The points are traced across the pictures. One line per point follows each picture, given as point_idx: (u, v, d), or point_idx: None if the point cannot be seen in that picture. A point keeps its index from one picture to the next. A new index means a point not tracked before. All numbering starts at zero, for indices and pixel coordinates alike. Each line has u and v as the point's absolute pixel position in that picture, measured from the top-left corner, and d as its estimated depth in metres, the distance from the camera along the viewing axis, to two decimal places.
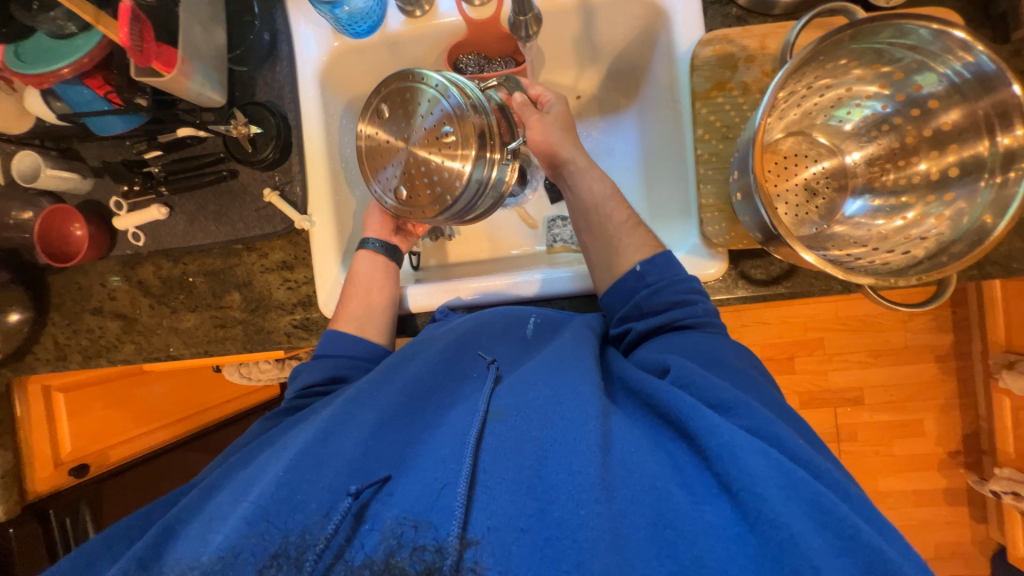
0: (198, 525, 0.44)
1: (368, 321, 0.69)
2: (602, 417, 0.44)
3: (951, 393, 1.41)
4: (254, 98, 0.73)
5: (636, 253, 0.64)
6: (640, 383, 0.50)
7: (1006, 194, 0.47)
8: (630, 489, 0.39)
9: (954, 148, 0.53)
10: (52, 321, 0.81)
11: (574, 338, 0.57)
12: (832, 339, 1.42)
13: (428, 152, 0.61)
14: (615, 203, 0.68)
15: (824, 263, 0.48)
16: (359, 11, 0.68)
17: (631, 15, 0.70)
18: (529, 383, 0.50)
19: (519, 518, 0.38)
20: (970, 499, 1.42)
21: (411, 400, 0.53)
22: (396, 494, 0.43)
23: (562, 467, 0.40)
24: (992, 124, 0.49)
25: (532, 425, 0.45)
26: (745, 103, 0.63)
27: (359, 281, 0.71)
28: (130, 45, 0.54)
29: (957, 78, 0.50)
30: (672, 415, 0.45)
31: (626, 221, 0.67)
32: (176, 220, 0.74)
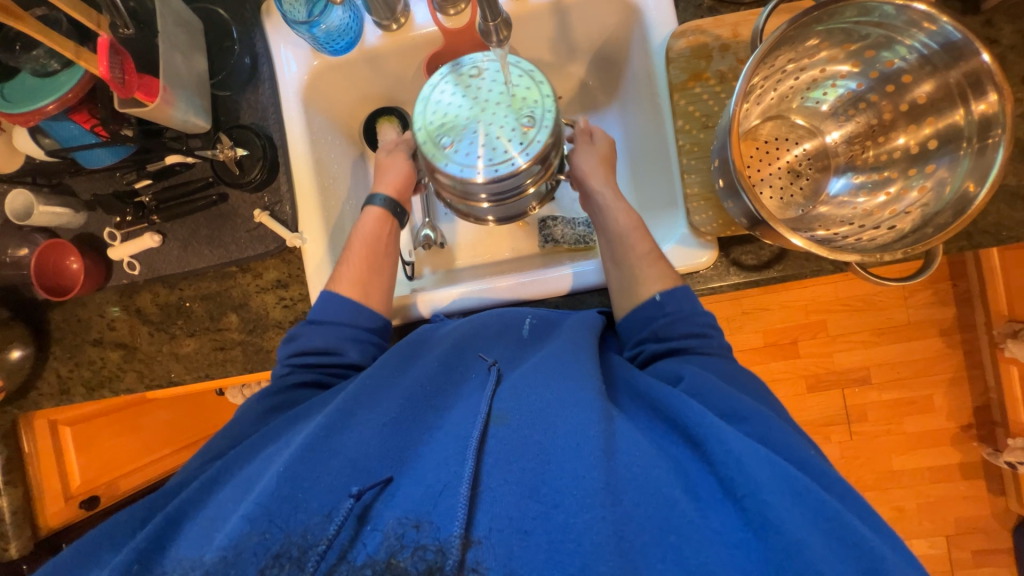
0: (200, 523, 0.45)
1: (371, 287, 0.69)
2: (607, 421, 0.44)
3: (958, 366, 1.40)
4: (239, 122, 0.73)
5: (655, 283, 0.62)
6: (649, 389, 0.50)
7: (986, 161, 0.48)
8: (634, 492, 0.39)
9: (931, 120, 0.53)
10: (53, 356, 0.81)
11: (575, 339, 0.57)
12: (835, 321, 1.42)
13: (491, 132, 0.61)
14: (639, 234, 0.66)
15: (811, 244, 0.49)
16: (336, 28, 0.69)
17: (604, 13, 0.71)
18: (532, 384, 0.50)
19: (523, 521, 0.39)
20: (987, 472, 1.41)
21: (410, 403, 0.52)
22: (397, 498, 0.43)
23: (564, 471, 0.41)
24: (965, 93, 0.49)
25: (535, 429, 0.45)
26: (723, 91, 0.63)
27: (364, 241, 0.71)
28: (110, 78, 0.55)
29: (924, 50, 0.50)
30: (679, 420, 0.46)
31: (649, 252, 0.65)
32: (170, 247, 0.75)
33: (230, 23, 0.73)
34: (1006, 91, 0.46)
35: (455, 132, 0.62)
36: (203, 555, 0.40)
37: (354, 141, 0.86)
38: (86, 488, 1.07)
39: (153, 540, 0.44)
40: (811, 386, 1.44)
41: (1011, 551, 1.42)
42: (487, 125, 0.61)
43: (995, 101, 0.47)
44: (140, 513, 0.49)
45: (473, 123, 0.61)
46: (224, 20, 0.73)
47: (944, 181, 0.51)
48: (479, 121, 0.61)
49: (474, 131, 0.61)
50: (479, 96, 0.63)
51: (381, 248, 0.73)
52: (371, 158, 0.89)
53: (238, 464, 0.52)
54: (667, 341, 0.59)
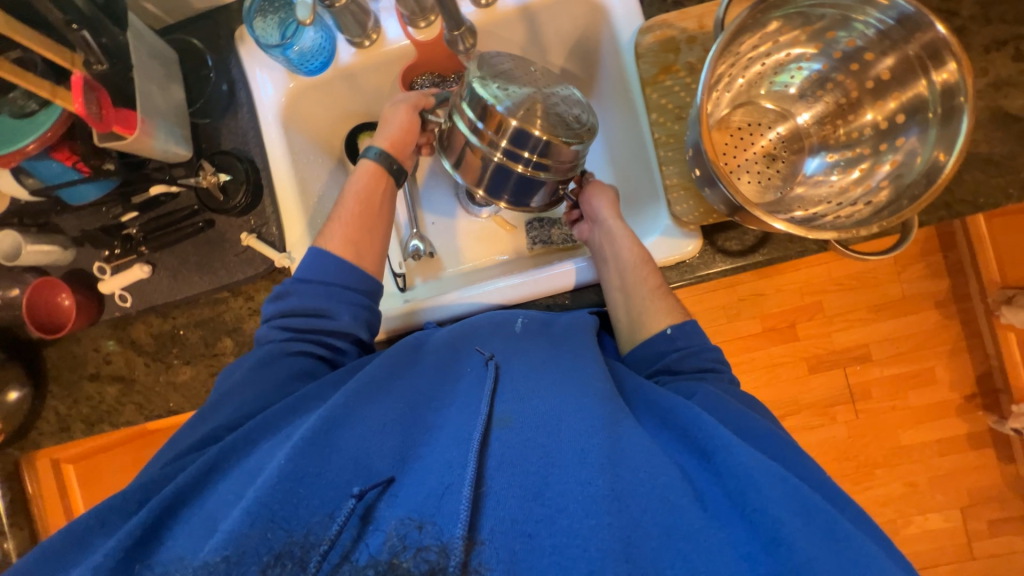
0: (199, 518, 0.45)
1: (364, 248, 0.69)
2: (611, 428, 0.47)
3: (957, 336, 1.40)
4: (221, 147, 0.74)
5: (665, 317, 0.63)
6: (659, 399, 0.53)
7: (951, 130, 0.48)
8: (639, 498, 0.42)
9: (896, 95, 0.54)
10: (51, 394, 0.81)
11: (577, 347, 0.59)
12: (830, 301, 1.42)
13: (547, 103, 0.56)
14: (649, 269, 0.65)
15: (790, 226, 0.49)
16: (309, 49, 0.71)
17: (572, 15, 0.72)
18: (537, 390, 0.52)
19: (527, 523, 0.41)
20: (995, 440, 1.41)
21: (412, 406, 0.54)
22: (399, 498, 0.45)
23: (569, 475, 0.43)
24: (926, 65, 0.50)
25: (540, 434, 0.47)
26: (693, 82, 0.64)
27: (358, 200, 0.71)
28: (87, 114, 0.55)
29: (881, 25, 0.51)
30: (688, 431, 0.48)
31: (658, 288, 0.64)
32: (161, 276, 0.75)
33: (205, 51, 0.74)
34: (963, 60, 0.46)
35: (514, 92, 0.55)
36: (198, 555, 0.41)
37: (337, 157, 0.87)
38: None
39: (149, 530, 0.44)
40: (812, 368, 1.44)
41: None
42: (546, 98, 0.56)
43: (955, 71, 0.47)
44: (137, 496, 0.49)
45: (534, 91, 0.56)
46: (199, 49, 0.74)
47: (915, 152, 0.52)
48: (540, 93, 0.56)
49: (534, 97, 0.56)
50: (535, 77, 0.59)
51: (375, 206, 0.72)
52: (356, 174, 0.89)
53: (238, 455, 0.52)
54: (679, 373, 0.59)
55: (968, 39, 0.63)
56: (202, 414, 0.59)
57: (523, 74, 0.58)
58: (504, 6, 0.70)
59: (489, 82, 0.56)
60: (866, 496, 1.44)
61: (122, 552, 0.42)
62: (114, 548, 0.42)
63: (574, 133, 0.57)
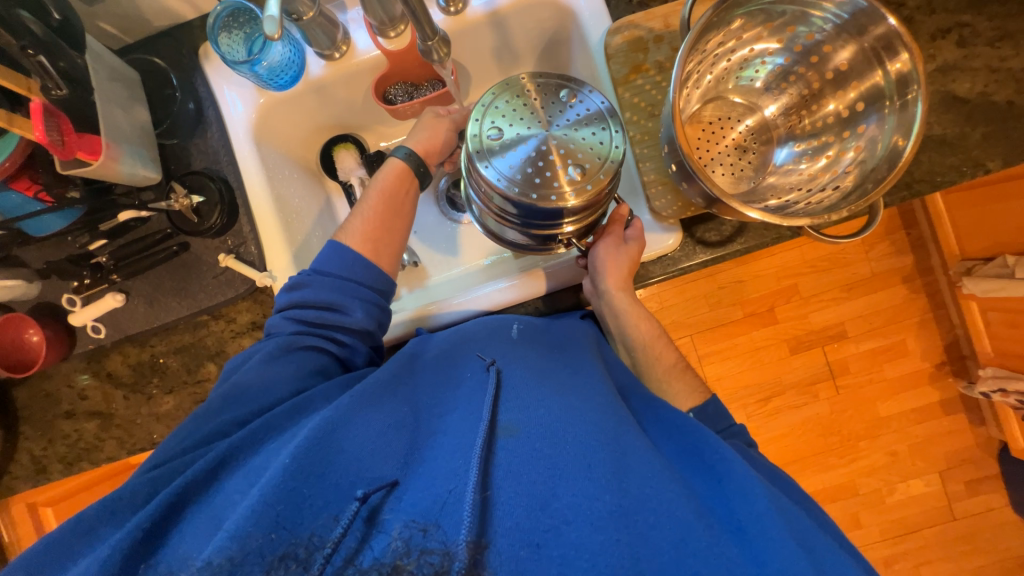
0: (203, 517, 0.46)
1: (382, 246, 0.70)
2: (616, 442, 0.48)
3: (924, 309, 1.47)
4: (191, 168, 0.72)
5: (687, 400, 0.65)
6: (676, 425, 0.55)
7: (908, 115, 0.51)
8: (646, 515, 0.42)
9: (855, 84, 0.57)
10: (24, 436, 0.77)
11: (583, 363, 0.61)
12: (805, 283, 1.48)
13: (556, 148, 0.56)
14: (663, 345, 0.69)
15: (766, 215, 0.51)
16: (278, 64, 0.69)
17: (540, 19, 0.73)
18: (543, 399, 0.52)
19: (535, 534, 0.42)
20: (966, 405, 1.48)
21: (414, 415, 0.56)
22: (404, 500, 0.46)
23: (576, 488, 0.44)
24: (881, 56, 0.53)
25: (545, 443, 0.48)
26: (663, 80, 0.66)
27: (382, 198, 0.70)
28: (48, 141, 0.54)
29: (839, 20, 0.54)
30: (699, 460, 0.51)
31: (675, 363, 0.69)
32: (136, 304, 0.73)
33: (168, 70, 0.72)
34: (914, 47, 0.49)
35: (509, 143, 0.57)
36: (200, 554, 0.41)
37: (312, 172, 0.86)
38: None
39: (156, 524, 0.45)
40: (793, 348, 1.49)
41: (1000, 478, 1.48)
42: (556, 142, 0.56)
43: (908, 59, 0.51)
44: (145, 490, 0.49)
45: (538, 137, 0.57)
46: (162, 68, 0.72)
47: (875, 137, 0.55)
48: (548, 136, 0.57)
49: (539, 146, 0.56)
50: (545, 111, 0.58)
51: (399, 207, 0.72)
52: (334, 189, 0.88)
53: (246, 454, 0.52)
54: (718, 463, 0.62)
55: (917, 28, 0.67)
56: (207, 409, 0.58)
57: (531, 112, 0.58)
58: (473, 13, 0.70)
59: (484, 131, 0.58)
60: (851, 468, 1.49)
61: (128, 546, 0.42)
62: (122, 540, 0.43)
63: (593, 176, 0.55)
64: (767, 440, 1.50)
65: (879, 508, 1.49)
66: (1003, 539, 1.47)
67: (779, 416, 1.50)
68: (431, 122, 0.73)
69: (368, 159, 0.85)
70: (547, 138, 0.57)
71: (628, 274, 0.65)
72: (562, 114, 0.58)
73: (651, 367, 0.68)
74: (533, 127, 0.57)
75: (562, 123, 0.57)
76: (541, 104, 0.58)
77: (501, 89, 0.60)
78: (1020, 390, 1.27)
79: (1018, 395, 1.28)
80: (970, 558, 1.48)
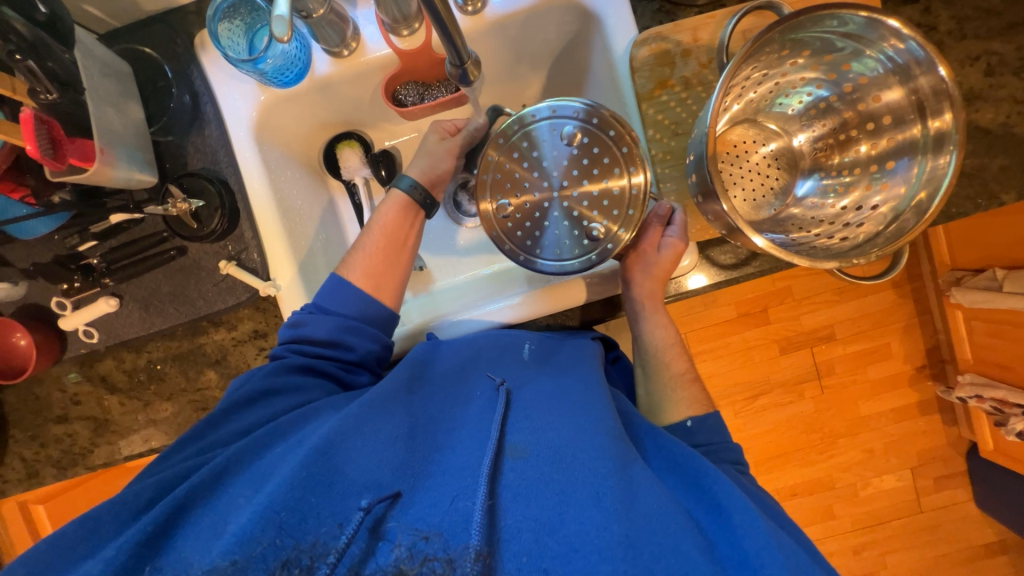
0: (207, 518, 0.44)
1: (384, 282, 0.68)
2: (623, 468, 0.45)
3: (910, 314, 1.51)
4: (187, 168, 0.68)
5: (686, 408, 0.63)
6: (677, 452, 0.52)
7: (936, 175, 0.51)
8: (653, 548, 0.39)
9: (890, 134, 0.56)
10: (16, 439, 0.75)
11: (588, 377, 0.58)
12: (799, 285, 1.49)
13: (571, 204, 0.64)
14: (675, 353, 0.68)
15: (772, 245, 0.51)
16: (283, 61, 0.64)
17: (561, 21, 0.69)
18: (556, 423, 0.50)
19: (542, 559, 0.39)
20: (941, 406, 1.55)
21: (424, 427, 0.55)
22: (410, 511, 0.44)
23: (584, 515, 0.41)
24: (925, 110, 0.52)
25: (554, 467, 0.46)
26: (689, 98, 0.64)
27: (384, 232, 0.68)
28: (40, 154, 0.52)
29: (893, 63, 0.52)
30: (704, 487, 0.47)
31: (684, 372, 0.67)
32: (130, 309, 0.69)
33: (161, 60, 0.67)
34: (959, 108, 0.49)
35: (527, 205, 0.65)
36: (204, 558, 0.40)
37: (314, 170, 0.82)
38: None
39: (162, 527, 0.44)
40: (783, 349, 1.52)
41: (966, 474, 1.55)
42: (569, 195, 0.64)
43: (949, 119, 0.50)
44: (147, 494, 0.47)
45: (553, 199, 0.64)
46: (153, 58, 0.67)
47: (895, 196, 0.55)
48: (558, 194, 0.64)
49: (555, 208, 0.64)
50: (552, 162, 0.64)
51: (402, 241, 0.69)
52: (336, 187, 0.84)
53: (249, 459, 0.51)
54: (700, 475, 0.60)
55: (945, 53, 0.66)
56: (213, 416, 0.57)
57: (541, 166, 0.64)
58: (493, 13, 0.67)
59: (496, 196, 0.66)
60: (829, 463, 1.56)
61: (134, 546, 0.42)
62: (128, 541, 0.42)
63: (624, 219, 0.63)
64: (752, 436, 1.55)
65: (853, 501, 1.56)
66: (964, 530, 1.56)
67: (765, 413, 1.54)
68: (436, 147, 0.71)
69: (373, 158, 0.82)
70: (562, 197, 0.64)
71: (660, 279, 0.65)
72: (572, 160, 0.64)
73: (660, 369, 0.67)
74: (543, 188, 0.64)
75: (564, 171, 0.64)
76: (542, 160, 0.64)
77: (505, 135, 0.64)
78: (995, 397, 1.31)
79: (994, 401, 1.32)
80: (932, 547, 1.57)
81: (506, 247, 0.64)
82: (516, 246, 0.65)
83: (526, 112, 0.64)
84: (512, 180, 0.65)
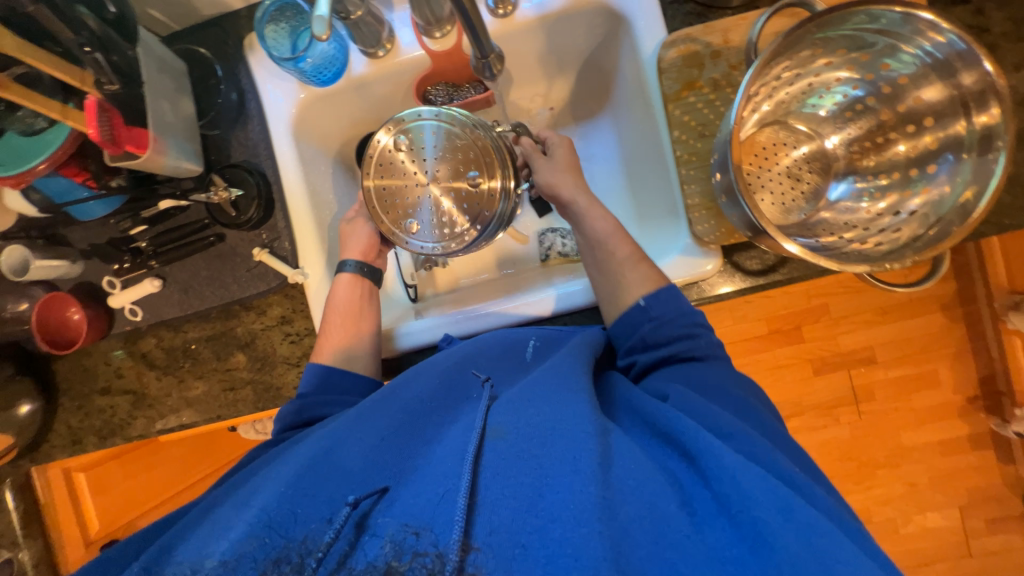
0: (197, 533, 0.43)
1: (355, 356, 0.68)
2: (601, 433, 0.42)
3: (962, 340, 1.40)
4: (230, 160, 0.73)
5: None
6: (643, 405, 0.48)
7: (986, 170, 0.48)
8: (629, 506, 0.36)
9: (931, 129, 0.53)
10: (63, 407, 0.81)
11: (572, 353, 0.55)
12: (836, 303, 1.42)
13: (444, 194, 0.64)
14: (620, 239, 0.66)
15: (806, 252, 0.49)
16: (322, 61, 0.68)
17: (590, 25, 0.70)
18: (528, 396, 0.47)
19: (520, 533, 0.36)
20: (995, 441, 1.42)
21: (410, 418, 0.52)
22: (397, 506, 0.41)
23: (563, 481, 0.37)
24: (969, 105, 0.49)
25: (534, 442, 0.42)
26: (717, 99, 0.63)
27: (339, 310, 0.70)
28: (101, 138, 0.55)
29: (930, 57, 0.50)
30: (671, 435, 0.43)
31: (633, 255, 0.64)
32: (171, 291, 0.74)
33: (213, 60, 0.73)
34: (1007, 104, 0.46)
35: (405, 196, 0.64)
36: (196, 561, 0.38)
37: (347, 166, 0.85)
38: (106, 532, 1.10)
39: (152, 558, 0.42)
40: (817, 370, 1.45)
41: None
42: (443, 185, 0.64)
43: (997, 114, 0.47)
44: None
45: (424, 189, 0.64)
46: (207, 58, 0.72)
47: (937, 198, 0.52)
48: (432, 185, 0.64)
49: (424, 197, 0.64)
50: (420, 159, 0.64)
51: (359, 314, 0.71)
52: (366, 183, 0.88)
53: (242, 483, 0.50)
54: (657, 348, 0.57)
55: (1000, 55, 0.62)
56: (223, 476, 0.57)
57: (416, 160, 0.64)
58: (523, 15, 0.68)
59: (383, 204, 0.65)
60: (866, 495, 1.46)
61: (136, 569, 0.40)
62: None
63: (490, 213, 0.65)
64: None
65: (892, 538, 1.46)
66: None
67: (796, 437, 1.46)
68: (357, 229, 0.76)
69: None
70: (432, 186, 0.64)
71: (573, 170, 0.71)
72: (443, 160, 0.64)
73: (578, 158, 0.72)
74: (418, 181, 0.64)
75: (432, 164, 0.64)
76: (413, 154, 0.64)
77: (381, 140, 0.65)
78: None
79: None
80: None
81: (397, 234, 0.65)
82: (406, 230, 0.64)
83: (405, 114, 0.65)
84: (393, 182, 0.65)
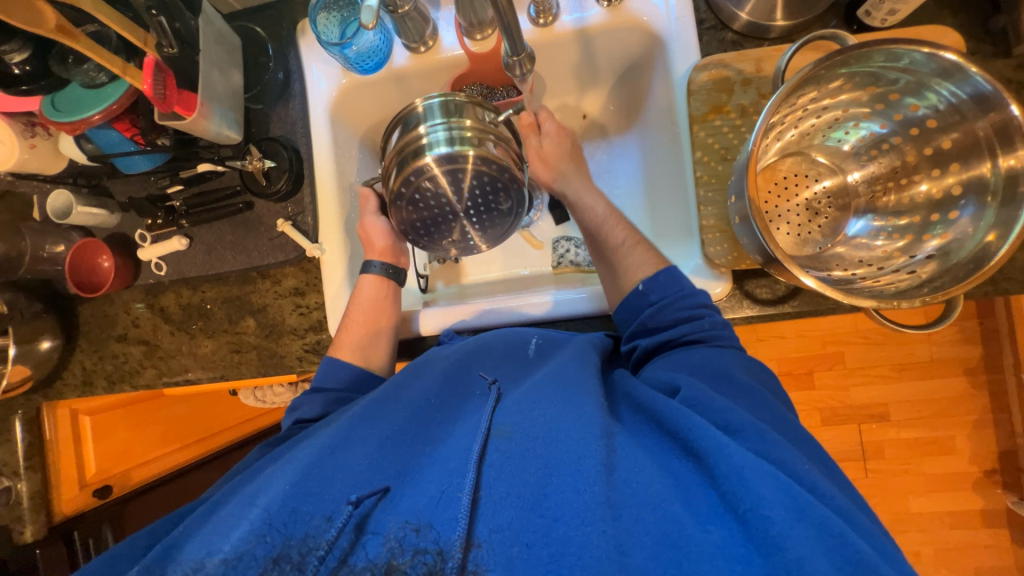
0: (203, 532, 0.43)
1: (371, 345, 0.71)
2: (606, 436, 0.41)
3: (984, 409, 1.34)
4: (269, 134, 0.77)
5: None
6: (648, 399, 0.47)
7: (1010, 213, 0.47)
8: (632, 508, 0.36)
9: (956, 168, 0.52)
10: (80, 348, 0.85)
11: (576, 355, 0.55)
12: (853, 353, 1.37)
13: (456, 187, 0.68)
14: (614, 223, 0.68)
15: (823, 286, 0.48)
16: (366, 50, 0.71)
17: (627, 42, 0.72)
18: (533, 398, 0.47)
19: (524, 533, 0.36)
20: (1011, 521, 1.34)
21: (414, 416, 0.52)
22: (399, 504, 0.42)
23: (566, 484, 0.38)
24: (993, 145, 0.48)
25: (537, 443, 0.42)
26: (743, 125, 0.64)
27: (363, 310, 0.72)
28: (153, 95, 0.60)
29: (954, 98, 0.50)
30: (676, 432, 0.42)
31: (625, 240, 0.66)
32: (196, 250, 0.77)
33: (267, 40, 0.77)
34: None
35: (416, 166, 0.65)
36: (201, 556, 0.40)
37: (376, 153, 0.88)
38: (100, 478, 1.12)
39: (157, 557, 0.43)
40: (824, 419, 1.40)
41: None
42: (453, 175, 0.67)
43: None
44: None
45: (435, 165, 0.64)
46: (261, 37, 0.77)
47: (959, 242, 0.51)
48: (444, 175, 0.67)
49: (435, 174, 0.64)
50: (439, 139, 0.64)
51: (382, 317, 0.73)
52: None
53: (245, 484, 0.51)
54: (657, 332, 0.59)
55: None
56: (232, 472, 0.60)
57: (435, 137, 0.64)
58: (562, 27, 0.70)
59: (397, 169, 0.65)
60: None
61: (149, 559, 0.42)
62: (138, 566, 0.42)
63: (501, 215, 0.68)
64: None
65: None
66: None
67: None
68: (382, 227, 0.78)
69: None
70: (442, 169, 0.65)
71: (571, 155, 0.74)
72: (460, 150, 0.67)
73: (575, 147, 0.75)
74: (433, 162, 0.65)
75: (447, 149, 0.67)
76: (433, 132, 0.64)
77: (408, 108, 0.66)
78: None
79: None
80: None
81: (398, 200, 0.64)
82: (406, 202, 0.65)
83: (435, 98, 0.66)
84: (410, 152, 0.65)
